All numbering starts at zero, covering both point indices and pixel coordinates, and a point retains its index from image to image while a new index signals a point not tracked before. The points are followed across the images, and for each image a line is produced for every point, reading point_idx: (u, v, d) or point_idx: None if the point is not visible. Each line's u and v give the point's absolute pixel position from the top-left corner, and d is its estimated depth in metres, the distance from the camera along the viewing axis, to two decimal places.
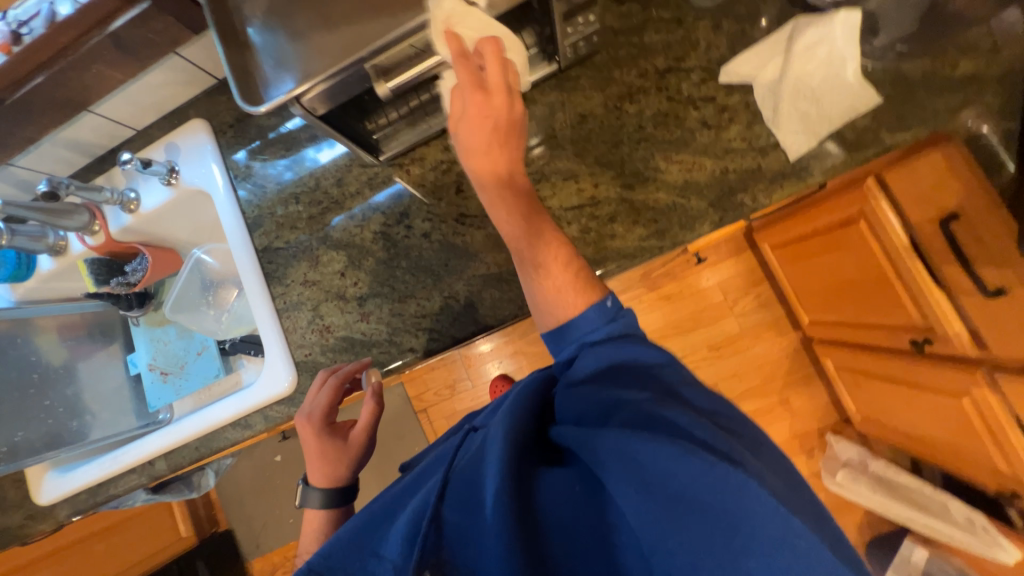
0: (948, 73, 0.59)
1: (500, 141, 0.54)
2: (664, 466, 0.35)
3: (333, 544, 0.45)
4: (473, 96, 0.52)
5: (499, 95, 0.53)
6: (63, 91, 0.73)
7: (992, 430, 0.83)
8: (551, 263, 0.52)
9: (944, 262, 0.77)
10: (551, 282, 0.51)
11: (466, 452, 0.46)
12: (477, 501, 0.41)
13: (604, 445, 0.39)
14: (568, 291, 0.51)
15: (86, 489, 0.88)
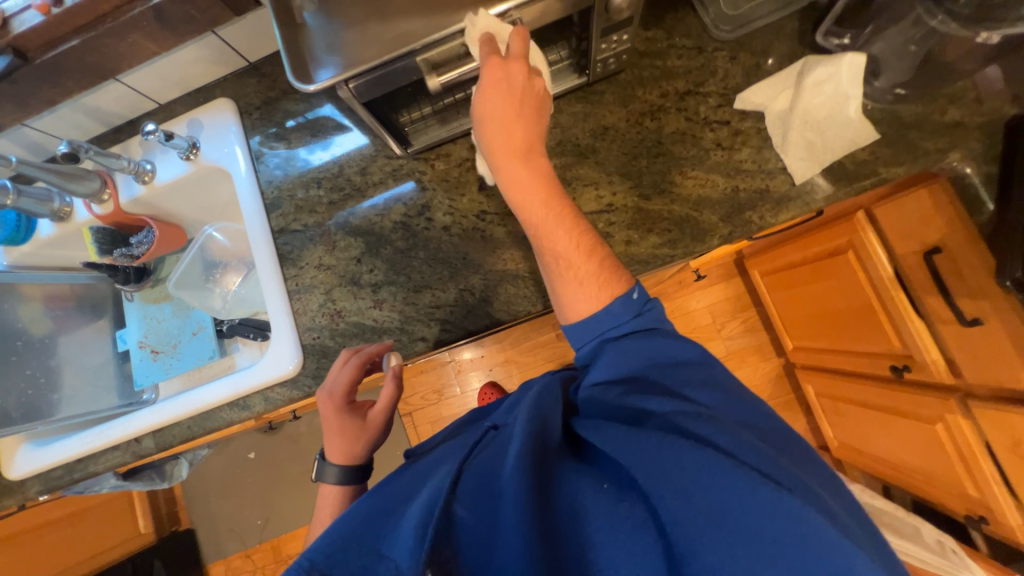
0: (938, 117, 0.65)
1: (520, 114, 0.55)
2: (693, 463, 0.39)
3: (338, 539, 0.44)
4: (488, 62, 0.53)
5: (515, 70, 0.53)
6: (94, 57, 0.74)
7: (964, 457, 0.87)
8: (574, 255, 0.55)
9: (925, 294, 0.83)
10: (574, 275, 0.55)
11: (480, 452, 0.47)
12: (496, 495, 0.42)
13: (634, 445, 0.42)
14: (588, 284, 0.55)
15: (61, 465, 0.84)
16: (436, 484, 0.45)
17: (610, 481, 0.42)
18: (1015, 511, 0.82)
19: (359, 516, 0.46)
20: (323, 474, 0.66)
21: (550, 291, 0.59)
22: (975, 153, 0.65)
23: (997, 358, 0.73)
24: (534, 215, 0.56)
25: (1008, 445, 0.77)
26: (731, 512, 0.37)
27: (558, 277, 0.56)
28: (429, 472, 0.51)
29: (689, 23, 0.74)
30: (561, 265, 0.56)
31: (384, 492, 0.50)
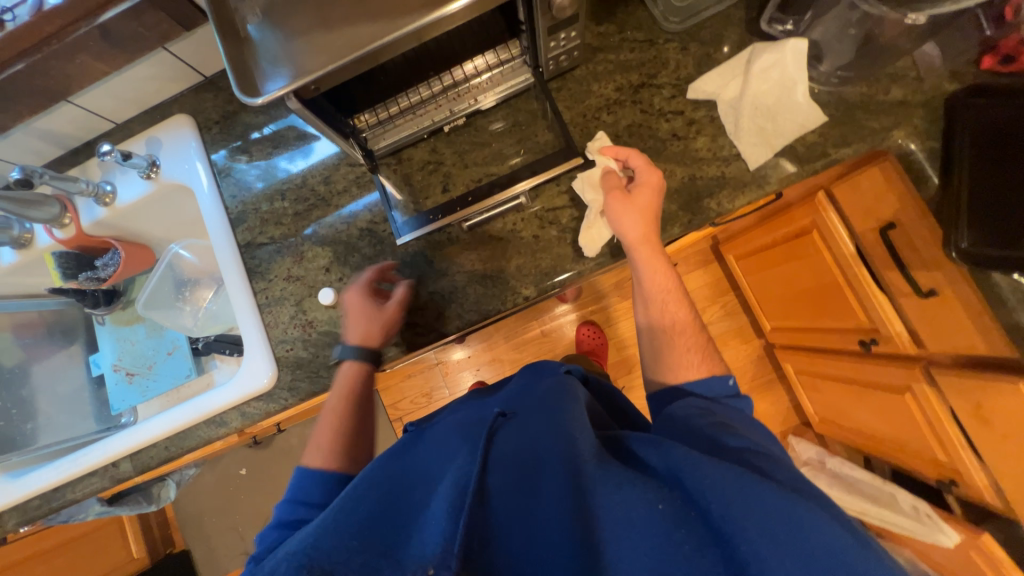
0: (882, 97, 0.67)
1: (651, 224, 0.64)
2: (771, 502, 0.37)
3: (356, 529, 0.42)
4: (646, 172, 0.64)
5: (643, 192, 0.64)
6: (42, 79, 0.72)
7: (930, 423, 0.90)
8: (685, 343, 0.64)
9: (885, 269, 0.85)
10: (678, 344, 0.64)
11: (510, 448, 0.49)
12: (532, 490, 0.44)
13: (696, 466, 0.40)
14: (694, 351, 0.63)
15: (39, 495, 0.82)
16: (460, 469, 0.47)
17: (662, 500, 0.39)
18: (979, 469, 0.85)
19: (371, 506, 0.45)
20: (343, 355, 0.71)
21: (654, 355, 0.65)
22: (920, 129, 0.67)
23: (954, 326, 0.75)
24: (650, 285, 0.65)
25: (970, 411, 0.80)
26: (824, 560, 0.35)
27: (665, 343, 0.65)
28: (444, 458, 0.52)
29: (639, 16, 0.75)
30: (666, 335, 0.65)
31: (391, 481, 0.49)
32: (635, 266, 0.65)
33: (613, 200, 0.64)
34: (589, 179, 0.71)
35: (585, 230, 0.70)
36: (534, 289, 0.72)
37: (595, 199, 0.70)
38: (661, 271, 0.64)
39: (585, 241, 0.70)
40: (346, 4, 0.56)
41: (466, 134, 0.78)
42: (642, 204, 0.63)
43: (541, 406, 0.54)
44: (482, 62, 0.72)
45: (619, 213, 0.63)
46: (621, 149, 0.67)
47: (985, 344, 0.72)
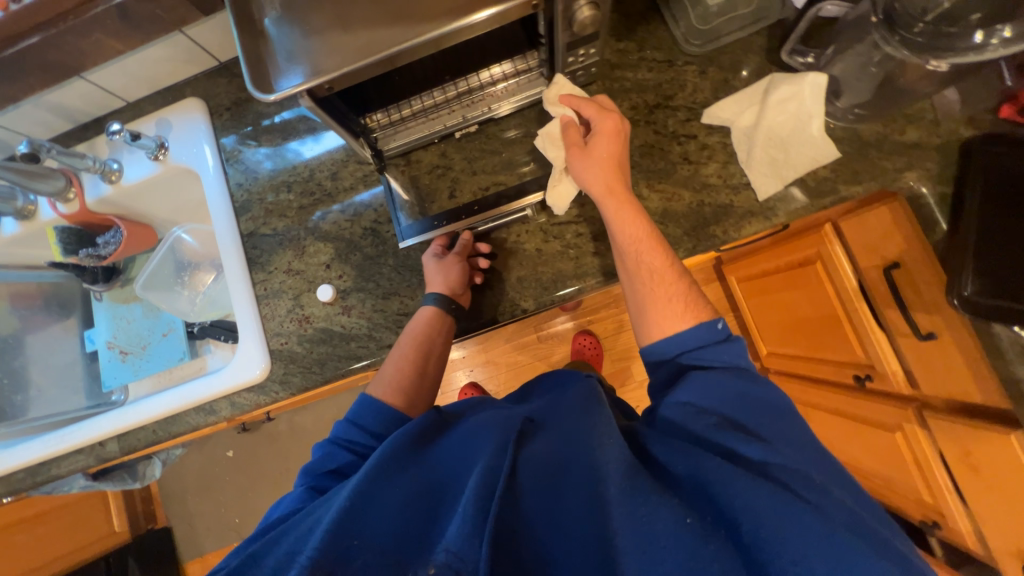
0: (897, 137, 0.67)
1: (616, 173, 0.60)
2: (802, 525, 0.38)
3: (389, 521, 0.43)
4: (600, 117, 0.61)
5: (600, 141, 0.61)
6: (56, 54, 0.72)
7: (919, 464, 0.90)
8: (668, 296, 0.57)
9: (885, 307, 0.85)
10: (660, 296, 0.57)
11: (539, 445, 0.48)
12: (563, 491, 0.45)
13: (726, 484, 0.41)
14: (679, 302, 0.56)
15: (24, 468, 0.82)
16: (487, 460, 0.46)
17: (691, 515, 0.40)
18: (963, 516, 0.85)
19: (398, 491, 0.46)
20: (428, 302, 0.68)
21: (636, 312, 0.59)
22: (931, 173, 0.67)
23: (950, 370, 0.75)
24: (620, 235, 0.59)
25: (959, 456, 0.80)
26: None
27: (646, 298, 0.58)
28: (466, 443, 0.50)
29: (660, 36, 0.74)
30: (645, 289, 0.58)
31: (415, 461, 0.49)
32: (606, 221, 0.60)
33: (572, 156, 0.62)
34: (550, 135, 0.68)
35: (551, 189, 0.67)
36: (533, 302, 0.72)
37: (558, 156, 0.67)
38: (633, 222, 0.59)
39: (552, 199, 0.67)
40: (365, 5, 0.56)
41: (476, 140, 0.77)
42: (602, 155, 0.60)
43: (566, 405, 0.54)
44: (499, 70, 0.71)
45: (583, 169, 0.61)
46: (575, 98, 0.63)
47: (980, 392, 0.71)
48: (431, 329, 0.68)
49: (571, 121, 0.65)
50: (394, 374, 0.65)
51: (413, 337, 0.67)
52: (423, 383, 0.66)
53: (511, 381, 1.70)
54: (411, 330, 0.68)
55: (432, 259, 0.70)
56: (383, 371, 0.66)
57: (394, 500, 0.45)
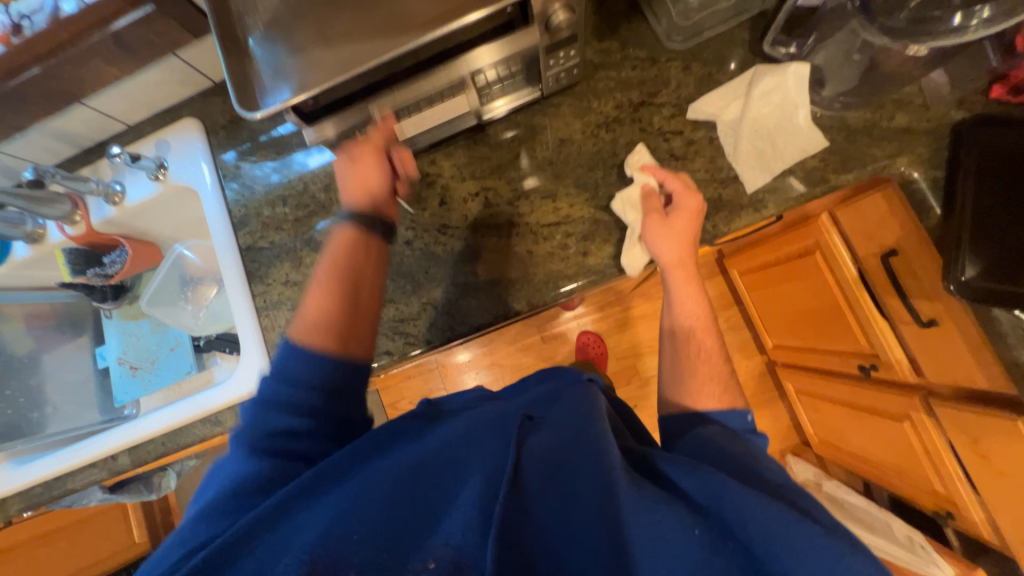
0: (886, 124, 0.66)
1: (690, 255, 0.64)
2: (818, 549, 0.35)
3: (378, 517, 0.40)
4: (686, 195, 0.64)
5: (681, 217, 0.63)
6: (57, 82, 0.74)
7: (929, 454, 0.88)
8: (706, 376, 0.62)
9: (886, 294, 0.84)
10: (701, 370, 0.63)
11: (543, 442, 0.45)
12: (567, 486, 0.41)
13: (733, 496, 0.39)
14: (715, 381, 0.62)
15: (41, 483, 0.85)
16: (491, 460, 0.43)
17: (699, 525, 0.37)
18: (977, 507, 0.84)
19: (392, 486, 0.43)
20: (342, 222, 0.63)
21: (670, 372, 0.65)
22: (923, 157, 0.66)
23: (955, 359, 0.74)
24: (682, 308, 0.65)
25: (968, 444, 0.78)
26: None
27: (686, 368, 0.63)
28: (467, 442, 0.47)
29: (642, 34, 0.75)
30: (689, 358, 0.63)
31: (406, 455, 0.46)
32: (668, 286, 0.66)
33: (650, 223, 0.64)
34: (628, 199, 0.70)
35: (627, 250, 0.69)
36: (525, 304, 0.72)
37: (636, 220, 0.69)
38: (692, 296, 0.65)
39: (626, 259, 0.69)
40: (345, 21, 0.57)
41: (466, 145, 0.78)
42: (681, 230, 0.63)
43: (569, 405, 0.52)
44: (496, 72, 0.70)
45: (657, 238, 0.64)
46: (661, 170, 0.66)
47: (985, 378, 0.70)
48: (352, 248, 0.63)
49: (652, 190, 0.67)
50: (313, 308, 0.59)
51: (332, 260, 0.62)
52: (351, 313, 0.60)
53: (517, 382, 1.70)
54: (329, 256, 0.62)
55: (343, 162, 0.65)
56: (302, 310, 0.60)
57: (386, 494, 0.42)
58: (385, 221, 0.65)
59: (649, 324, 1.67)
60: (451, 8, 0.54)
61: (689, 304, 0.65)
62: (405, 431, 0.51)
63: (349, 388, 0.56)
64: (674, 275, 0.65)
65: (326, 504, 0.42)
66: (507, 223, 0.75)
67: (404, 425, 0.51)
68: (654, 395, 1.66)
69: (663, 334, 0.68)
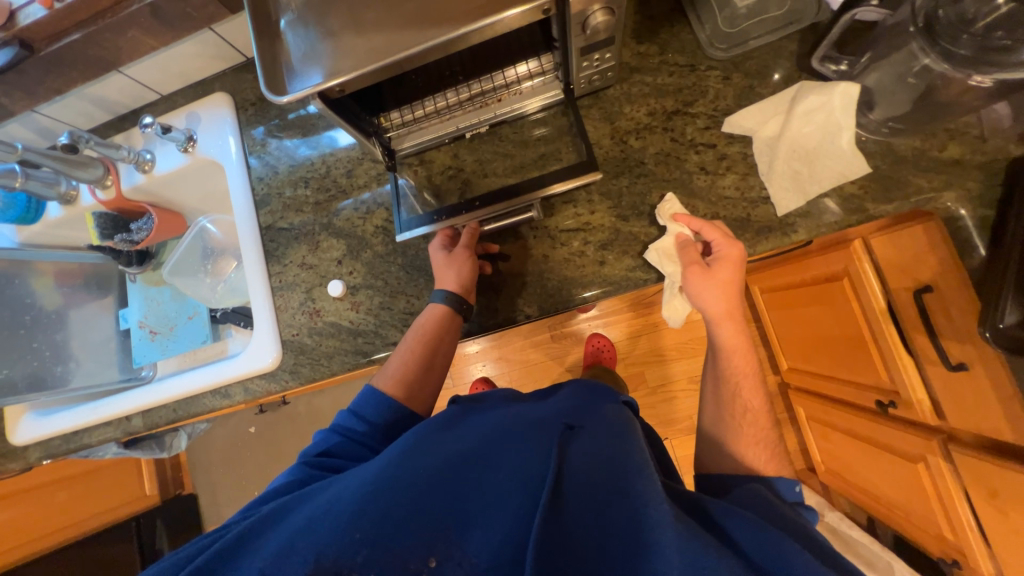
0: (936, 153, 0.62)
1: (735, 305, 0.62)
2: None
3: (408, 511, 0.42)
4: (725, 244, 0.62)
5: (724, 268, 0.61)
6: (96, 50, 0.76)
7: (941, 499, 0.85)
8: (749, 440, 0.61)
9: (914, 331, 0.80)
10: (745, 435, 0.61)
11: (584, 458, 0.46)
12: (605, 501, 0.41)
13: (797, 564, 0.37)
14: (762, 445, 0.60)
15: (60, 435, 0.89)
16: (527, 467, 0.44)
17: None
18: (988, 560, 0.81)
19: (419, 479, 0.44)
20: (436, 301, 0.67)
21: (716, 431, 0.64)
22: (973, 194, 0.62)
23: (981, 407, 0.71)
24: (728, 362, 0.64)
25: (985, 495, 0.75)
26: None
27: (729, 428, 0.62)
28: (503, 446, 0.48)
29: (684, 39, 0.71)
30: (734, 419, 0.62)
31: (435, 454, 0.47)
32: (716, 340, 0.64)
33: (691, 276, 0.62)
34: (664, 251, 0.67)
35: (667, 304, 0.69)
36: (536, 309, 0.71)
37: (675, 271, 0.67)
38: (739, 349, 0.64)
39: (667, 313, 0.69)
40: (378, 8, 0.56)
41: (490, 142, 0.76)
42: (725, 280, 0.61)
43: (610, 427, 0.52)
44: (527, 68, 0.69)
45: (700, 291, 0.62)
46: (696, 220, 0.63)
47: (1012, 431, 0.66)
48: (441, 327, 0.67)
49: (687, 241, 0.65)
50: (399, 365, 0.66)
51: (421, 334, 0.67)
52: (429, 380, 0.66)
53: (523, 379, 1.71)
54: (419, 326, 0.68)
55: (439, 253, 0.69)
56: (388, 364, 0.67)
57: (412, 490, 0.43)
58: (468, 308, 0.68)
59: (662, 332, 1.64)
60: (488, 3, 0.52)
61: (739, 352, 0.64)
62: (434, 428, 0.52)
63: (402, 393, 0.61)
64: (720, 326, 0.63)
65: (356, 489, 0.45)
66: (527, 226, 0.73)
67: (435, 424, 0.53)
68: (660, 404, 1.64)
69: (707, 374, 0.67)
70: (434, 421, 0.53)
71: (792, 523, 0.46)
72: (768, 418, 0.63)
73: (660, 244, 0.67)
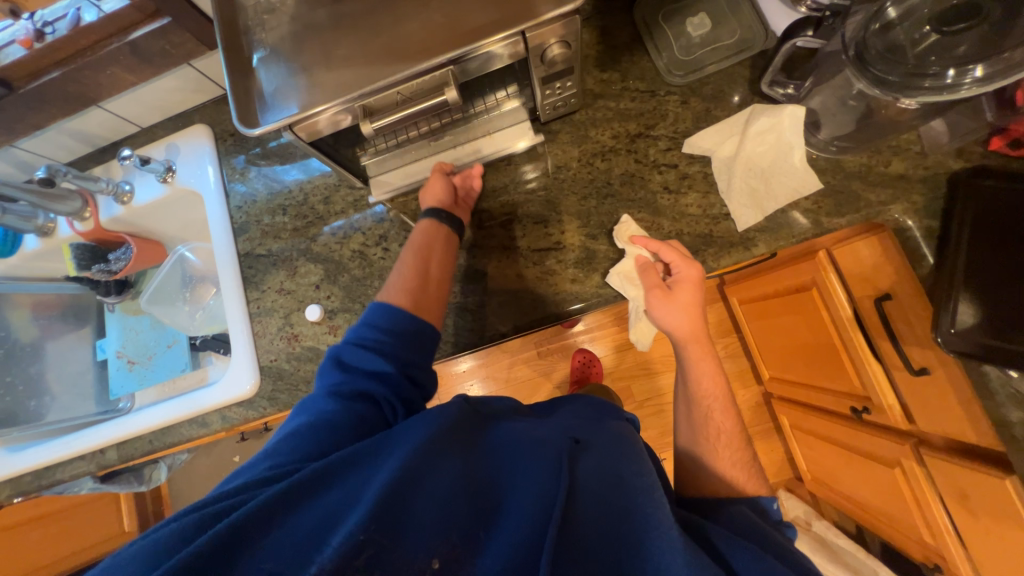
0: (882, 169, 0.66)
1: (699, 327, 0.65)
2: None
3: (429, 509, 0.41)
4: (681, 265, 0.65)
5: (685, 290, 0.64)
6: (75, 87, 0.78)
7: (918, 502, 0.86)
8: (730, 464, 0.63)
9: (878, 337, 0.83)
10: (723, 460, 0.63)
11: (592, 467, 0.49)
12: (614, 511, 0.45)
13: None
14: (739, 465, 0.63)
15: (32, 471, 0.87)
16: (547, 470, 0.46)
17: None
18: (966, 562, 0.81)
19: (441, 481, 0.44)
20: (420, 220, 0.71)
21: (694, 456, 0.66)
22: (918, 206, 0.66)
23: (945, 408, 0.72)
24: (697, 384, 0.66)
25: (956, 497, 0.76)
26: None
27: (708, 453, 0.64)
28: (521, 454, 0.49)
29: (643, 66, 0.75)
30: (708, 442, 0.65)
31: (455, 462, 0.46)
32: (684, 363, 0.67)
33: (655, 299, 0.65)
34: (625, 274, 0.70)
35: (635, 326, 0.74)
36: (511, 326, 0.73)
37: (638, 293, 0.70)
38: (708, 375, 0.66)
39: (636, 335, 0.74)
40: (348, 45, 0.59)
41: None
42: (686, 302, 0.64)
43: (614, 442, 0.56)
44: (497, 96, 0.70)
45: (665, 314, 0.65)
46: (652, 242, 0.66)
47: (975, 433, 0.68)
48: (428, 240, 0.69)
49: (647, 263, 0.67)
50: (403, 275, 0.67)
51: (416, 247, 0.69)
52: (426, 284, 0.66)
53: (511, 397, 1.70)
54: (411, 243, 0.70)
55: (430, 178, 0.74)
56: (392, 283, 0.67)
57: (433, 495, 0.42)
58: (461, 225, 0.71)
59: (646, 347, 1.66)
60: (453, 38, 0.55)
61: (707, 375, 0.66)
62: (453, 427, 0.50)
63: (419, 333, 0.61)
64: (687, 340, 0.65)
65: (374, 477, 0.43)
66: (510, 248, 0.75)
67: (455, 426, 0.50)
68: (647, 418, 1.64)
69: (677, 396, 0.70)
70: (452, 411, 0.52)
71: (784, 544, 0.48)
72: (740, 436, 0.66)
73: (621, 264, 0.70)
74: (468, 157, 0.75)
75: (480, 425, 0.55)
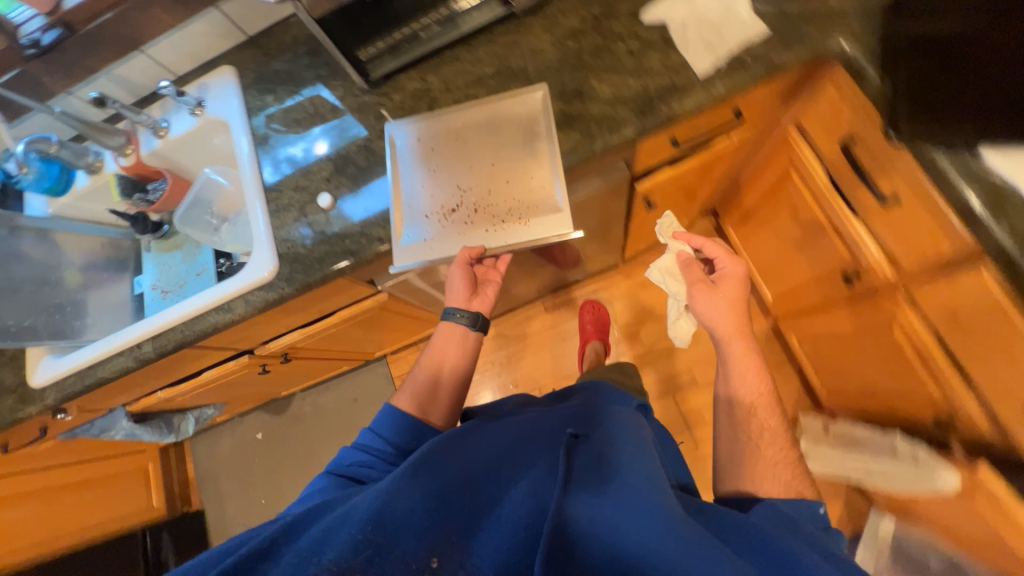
0: (818, 9, 0.74)
1: (743, 321, 0.75)
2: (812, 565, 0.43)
3: (426, 517, 0.45)
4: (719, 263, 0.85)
5: (729, 284, 0.78)
6: (125, 29, 0.92)
7: (921, 355, 0.86)
8: (758, 449, 0.67)
9: (853, 189, 0.87)
10: (764, 447, 0.67)
11: (588, 457, 0.51)
12: (610, 487, 0.46)
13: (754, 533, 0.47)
14: (780, 466, 0.65)
15: (75, 372, 0.95)
16: (542, 475, 0.48)
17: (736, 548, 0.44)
18: (976, 404, 0.79)
19: (438, 487, 0.47)
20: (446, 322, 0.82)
21: (732, 443, 0.69)
22: (855, 34, 0.73)
23: (922, 229, 0.75)
24: (743, 386, 0.71)
25: (950, 324, 0.77)
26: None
27: (747, 446, 0.67)
28: (518, 461, 0.52)
29: None
30: (753, 443, 0.67)
31: (442, 471, 0.49)
32: (727, 358, 0.74)
33: (698, 291, 0.79)
34: (667, 268, 0.95)
35: (675, 324, 0.98)
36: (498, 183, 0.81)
37: (680, 286, 0.93)
38: (751, 372, 0.71)
39: (675, 332, 0.98)
40: None
41: (449, 64, 0.90)
42: (729, 295, 0.77)
43: (613, 427, 0.58)
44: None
45: (711, 306, 0.77)
46: (689, 239, 0.89)
47: (949, 242, 0.71)
48: (449, 345, 0.81)
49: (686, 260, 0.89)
50: (417, 387, 0.76)
51: (432, 355, 0.80)
52: (438, 397, 0.75)
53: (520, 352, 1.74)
54: (432, 349, 0.80)
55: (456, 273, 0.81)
56: (409, 386, 0.76)
57: (419, 509, 0.45)
58: (482, 321, 0.83)
59: (649, 292, 1.70)
60: None
61: (751, 369, 0.72)
62: (450, 441, 0.54)
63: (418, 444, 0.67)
64: (728, 330, 0.74)
65: (373, 495, 0.47)
66: None
67: (443, 443, 0.53)
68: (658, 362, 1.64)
69: (721, 406, 0.73)
70: (450, 433, 0.56)
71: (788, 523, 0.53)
72: (782, 427, 0.69)
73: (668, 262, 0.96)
74: (497, 244, 0.78)
75: (477, 433, 0.58)
